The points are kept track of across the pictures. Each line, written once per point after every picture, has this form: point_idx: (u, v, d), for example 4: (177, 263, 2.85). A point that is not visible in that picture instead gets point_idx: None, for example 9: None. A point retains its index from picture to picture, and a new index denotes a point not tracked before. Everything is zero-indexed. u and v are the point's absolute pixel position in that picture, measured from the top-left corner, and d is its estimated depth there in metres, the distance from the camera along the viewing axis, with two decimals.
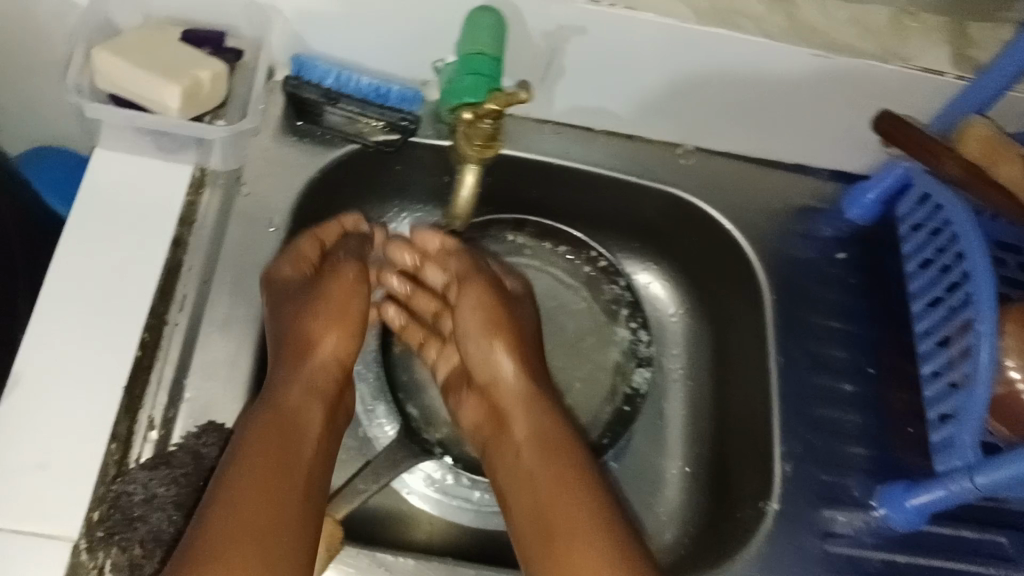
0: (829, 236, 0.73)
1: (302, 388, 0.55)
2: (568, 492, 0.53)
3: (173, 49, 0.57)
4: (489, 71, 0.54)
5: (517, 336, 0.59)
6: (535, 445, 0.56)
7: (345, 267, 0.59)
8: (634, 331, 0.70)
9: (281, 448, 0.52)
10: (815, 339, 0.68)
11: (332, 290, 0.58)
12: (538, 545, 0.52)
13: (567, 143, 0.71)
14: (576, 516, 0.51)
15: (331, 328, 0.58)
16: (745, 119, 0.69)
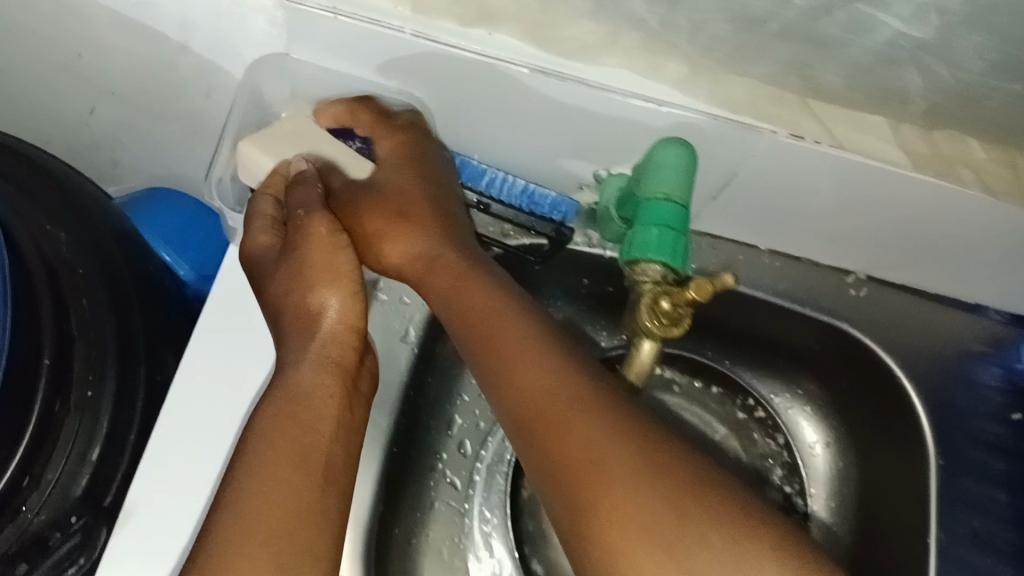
0: (993, 384, 0.64)
1: (315, 362, 0.47)
2: (581, 420, 0.40)
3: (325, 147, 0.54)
4: (676, 222, 0.47)
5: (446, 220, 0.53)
6: (507, 370, 0.44)
7: (307, 206, 0.51)
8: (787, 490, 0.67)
9: (291, 428, 0.45)
10: (982, 513, 0.60)
11: (306, 249, 0.50)
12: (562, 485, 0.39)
13: (727, 258, 0.65)
14: (617, 448, 0.38)
15: (318, 270, 0.50)
16: (925, 251, 0.62)
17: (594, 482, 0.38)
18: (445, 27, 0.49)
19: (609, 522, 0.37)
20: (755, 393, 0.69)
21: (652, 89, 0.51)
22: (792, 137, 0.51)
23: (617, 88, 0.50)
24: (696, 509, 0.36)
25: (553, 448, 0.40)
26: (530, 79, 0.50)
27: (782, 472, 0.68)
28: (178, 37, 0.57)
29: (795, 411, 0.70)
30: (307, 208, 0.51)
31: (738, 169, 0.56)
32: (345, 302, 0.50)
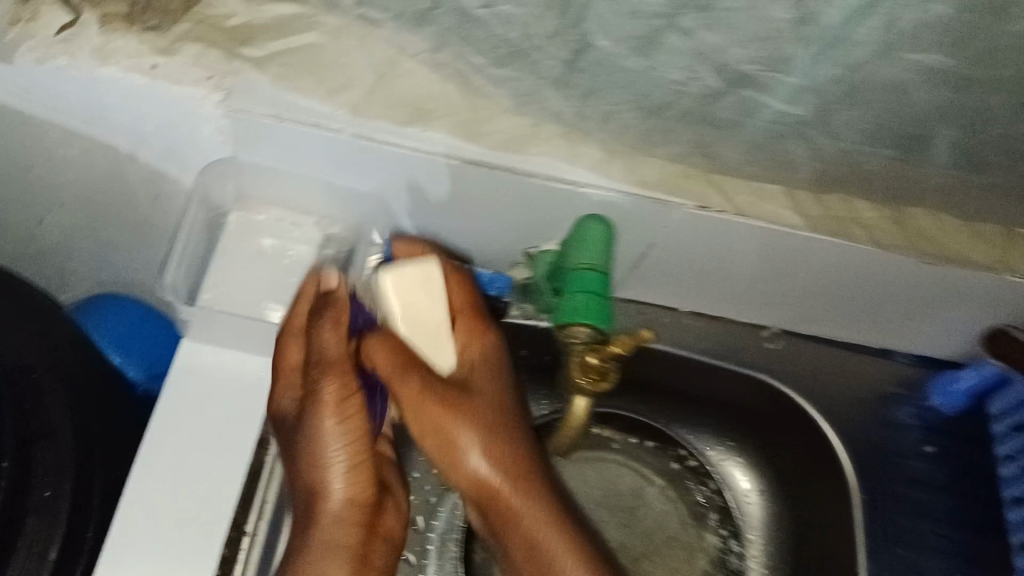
0: (908, 421, 0.71)
1: (330, 545, 0.51)
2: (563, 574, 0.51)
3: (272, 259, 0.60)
4: (596, 288, 0.52)
5: (486, 418, 0.51)
6: (472, 487, 0.52)
7: (349, 395, 0.51)
8: (724, 539, 0.69)
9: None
10: (908, 544, 0.66)
11: (330, 435, 0.50)
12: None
13: (653, 323, 0.70)
14: None
15: (347, 453, 0.51)
16: (833, 304, 0.68)
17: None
18: (382, 126, 0.54)
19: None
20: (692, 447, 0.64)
21: (572, 171, 0.56)
22: (699, 208, 0.57)
23: (539, 174, 0.55)
24: None
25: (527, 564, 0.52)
26: (462, 170, 0.55)
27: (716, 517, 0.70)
28: (128, 148, 0.60)
29: (730, 465, 0.72)
30: (334, 393, 0.50)
31: (657, 240, 0.61)
32: (354, 484, 0.52)
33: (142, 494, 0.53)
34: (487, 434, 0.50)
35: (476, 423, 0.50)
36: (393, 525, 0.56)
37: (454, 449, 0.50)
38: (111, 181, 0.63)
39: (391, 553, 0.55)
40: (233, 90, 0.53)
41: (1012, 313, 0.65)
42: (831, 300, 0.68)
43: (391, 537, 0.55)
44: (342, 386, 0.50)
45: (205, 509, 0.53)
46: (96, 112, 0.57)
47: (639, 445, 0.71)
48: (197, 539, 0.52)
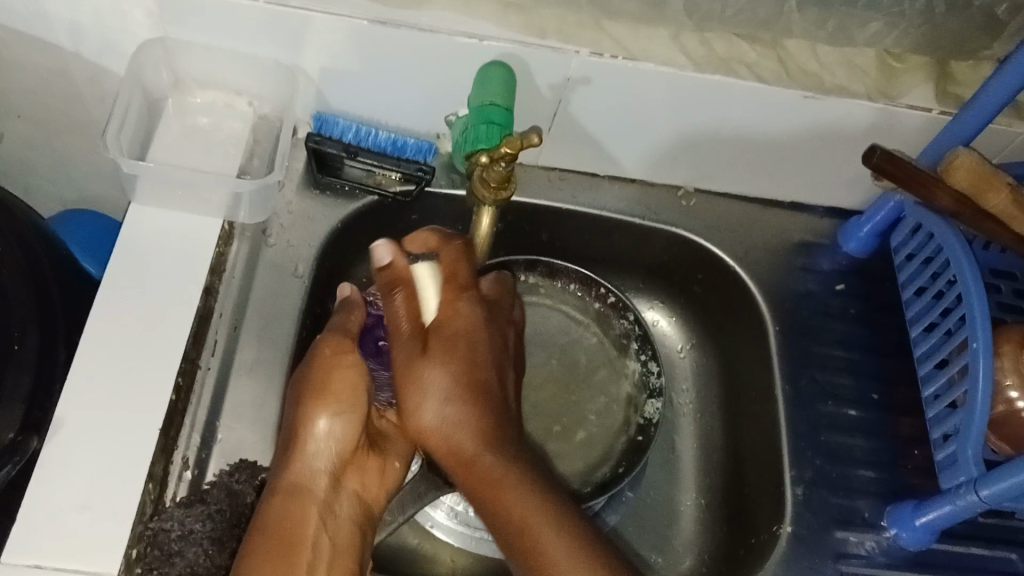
0: (824, 266, 0.77)
1: (301, 490, 0.54)
2: (509, 490, 0.52)
3: (210, 136, 0.65)
4: (499, 119, 0.58)
5: (451, 353, 0.55)
6: (440, 447, 0.54)
7: (349, 358, 0.56)
8: (644, 364, 0.67)
9: (286, 540, 0.52)
10: (823, 368, 0.71)
11: (330, 374, 0.55)
12: (509, 544, 0.52)
13: (573, 188, 0.75)
14: (501, 472, 0.53)
15: (338, 403, 0.55)
16: (740, 155, 0.73)
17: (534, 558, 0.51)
18: None
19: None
20: (610, 288, 0.67)
21: (472, 25, 0.61)
22: (593, 54, 0.62)
23: (442, 29, 0.61)
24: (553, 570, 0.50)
25: (482, 509, 0.53)
26: (371, 32, 0.61)
27: (636, 344, 0.67)
28: (70, 45, 0.65)
29: (659, 321, 0.80)
30: (337, 347, 0.56)
31: (563, 96, 0.66)
32: (341, 432, 0.55)
33: (103, 329, 0.57)
34: (453, 378, 0.54)
35: (438, 361, 0.54)
36: (372, 487, 0.57)
37: (421, 389, 0.54)
38: (59, 81, 0.69)
39: (360, 515, 0.56)
40: None
41: (900, 143, 0.70)
42: (739, 149, 0.72)
43: (362, 498, 0.56)
44: (339, 340, 0.56)
45: (156, 345, 0.58)
46: (36, 8, 0.62)
47: (564, 287, 0.69)
48: (150, 371, 0.57)
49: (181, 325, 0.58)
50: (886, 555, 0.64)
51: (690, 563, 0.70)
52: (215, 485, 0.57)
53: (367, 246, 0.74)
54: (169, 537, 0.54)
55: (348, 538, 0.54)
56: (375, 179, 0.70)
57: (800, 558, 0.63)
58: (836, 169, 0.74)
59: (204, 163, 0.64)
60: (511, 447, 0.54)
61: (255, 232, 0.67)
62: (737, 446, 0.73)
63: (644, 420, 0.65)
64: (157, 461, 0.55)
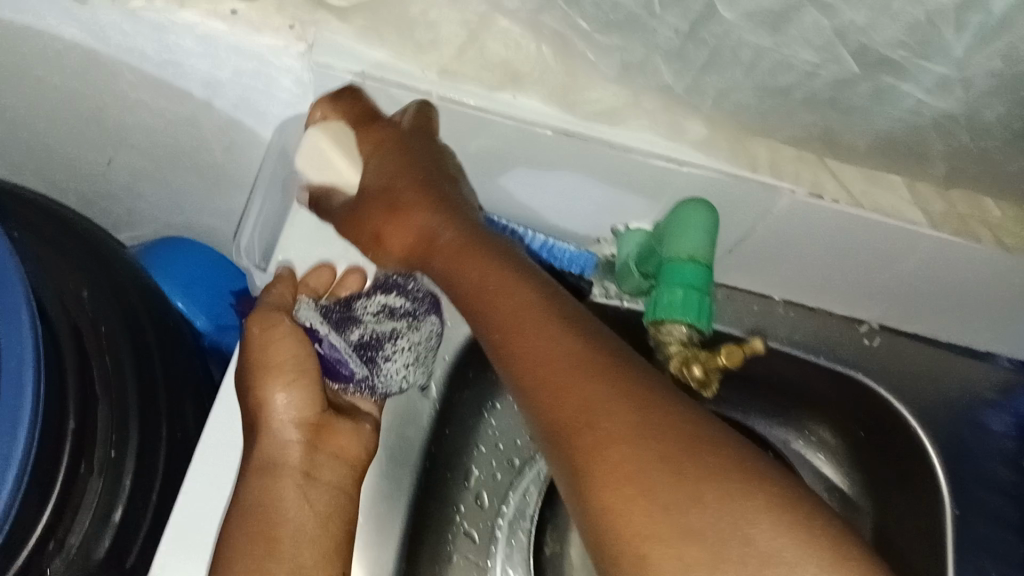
0: (1004, 431, 0.66)
1: (258, 479, 0.47)
2: (536, 325, 0.39)
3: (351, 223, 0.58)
4: (698, 282, 0.48)
5: (418, 176, 0.47)
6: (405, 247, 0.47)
7: (283, 330, 0.50)
8: None
9: (268, 534, 0.46)
10: (998, 561, 0.62)
11: (266, 358, 0.49)
12: (536, 402, 0.37)
13: (740, 309, 0.65)
14: (529, 324, 0.39)
15: (291, 377, 0.49)
16: (943, 300, 0.63)
17: (561, 411, 0.35)
18: (472, 91, 0.50)
19: (575, 437, 0.34)
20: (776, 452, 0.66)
21: (672, 147, 0.51)
22: (812, 196, 0.52)
23: (636, 149, 0.51)
24: (608, 427, 0.34)
25: (544, 396, 0.36)
26: (554, 141, 0.51)
27: None
28: (203, 95, 0.57)
29: (809, 453, 0.68)
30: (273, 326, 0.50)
31: (756, 225, 0.57)
32: (296, 395, 0.49)
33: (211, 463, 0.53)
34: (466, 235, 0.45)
35: (416, 199, 0.46)
36: (349, 445, 0.51)
37: (397, 223, 0.47)
38: (184, 125, 0.61)
39: (344, 473, 0.51)
40: (315, 42, 0.49)
41: None
42: (944, 298, 0.62)
43: (342, 454, 0.51)
44: (269, 316, 0.51)
45: None
46: (171, 58, 0.54)
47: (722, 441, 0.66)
48: None
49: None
50: None
51: None
52: None
53: None
54: None
55: (330, 507, 0.49)
56: None
57: None
58: None
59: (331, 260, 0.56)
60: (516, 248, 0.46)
61: None
62: None
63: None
64: None
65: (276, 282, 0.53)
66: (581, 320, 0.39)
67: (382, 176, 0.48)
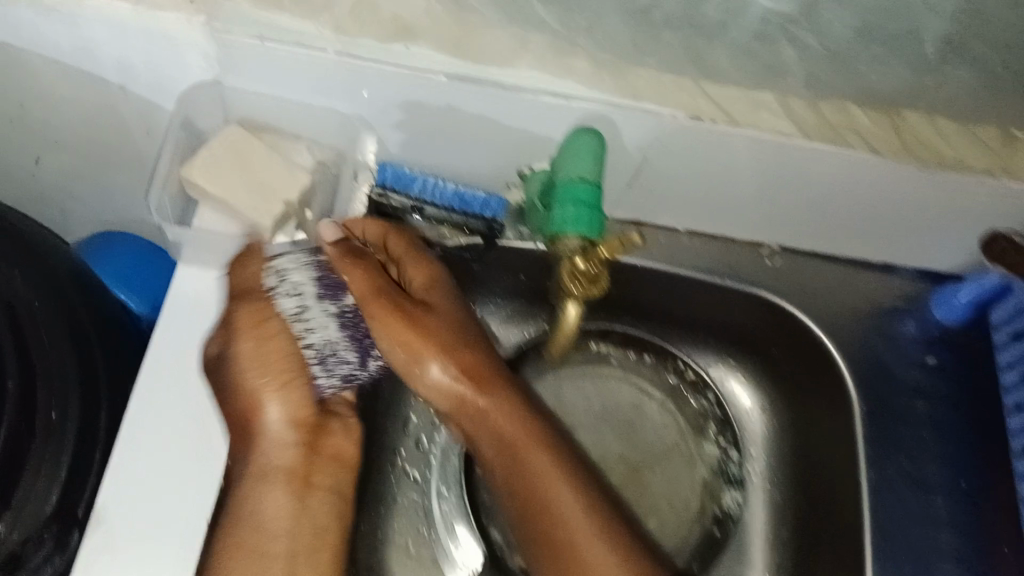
0: (915, 334, 0.71)
1: (246, 479, 0.56)
2: (509, 419, 0.59)
3: (265, 166, 0.58)
4: (590, 199, 0.53)
5: (456, 326, 0.59)
6: (440, 398, 0.59)
7: (273, 326, 0.55)
8: (725, 449, 0.63)
9: (255, 527, 0.56)
10: (909, 452, 0.66)
11: (266, 349, 0.55)
12: (510, 473, 0.59)
13: (648, 244, 0.69)
14: (511, 425, 0.58)
15: (274, 378, 0.56)
16: (832, 216, 0.67)
17: (531, 501, 0.58)
18: (365, 44, 0.54)
19: (541, 520, 0.57)
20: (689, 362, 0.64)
21: (558, 82, 0.55)
22: (691, 118, 0.57)
23: (526, 87, 0.55)
24: (553, 500, 0.57)
25: (530, 520, 0.58)
26: (450, 86, 0.55)
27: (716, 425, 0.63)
28: (119, 81, 0.60)
29: (734, 382, 0.75)
30: (243, 310, 0.55)
31: (652, 155, 0.61)
32: (289, 394, 0.56)
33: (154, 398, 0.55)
34: (437, 334, 0.57)
35: (440, 348, 0.57)
36: (344, 447, 0.61)
37: (403, 342, 0.56)
38: (107, 113, 0.64)
39: (341, 474, 0.61)
40: (214, 11, 0.53)
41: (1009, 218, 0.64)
42: (836, 213, 0.66)
43: (341, 458, 0.61)
44: (253, 310, 0.55)
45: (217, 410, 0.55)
46: (83, 45, 0.57)
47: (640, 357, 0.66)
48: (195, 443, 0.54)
49: (221, 422, 0.55)
50: None
51: None
52: None
53: None
54: None
55: (330, 513, 0.60)
56: (437, 231, 0.65)
57: None
58: (935, 241, 0.68)
59: (246, 223, 0.58)
60: (496, 358, 0.60)
61: None
62: (815, 535, 0.68)
63: (722, 509, 0.61)
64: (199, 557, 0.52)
65: (252, 253, 0.57)
66: (564, 459, 0.59)
67: (403, 305, 0.57)
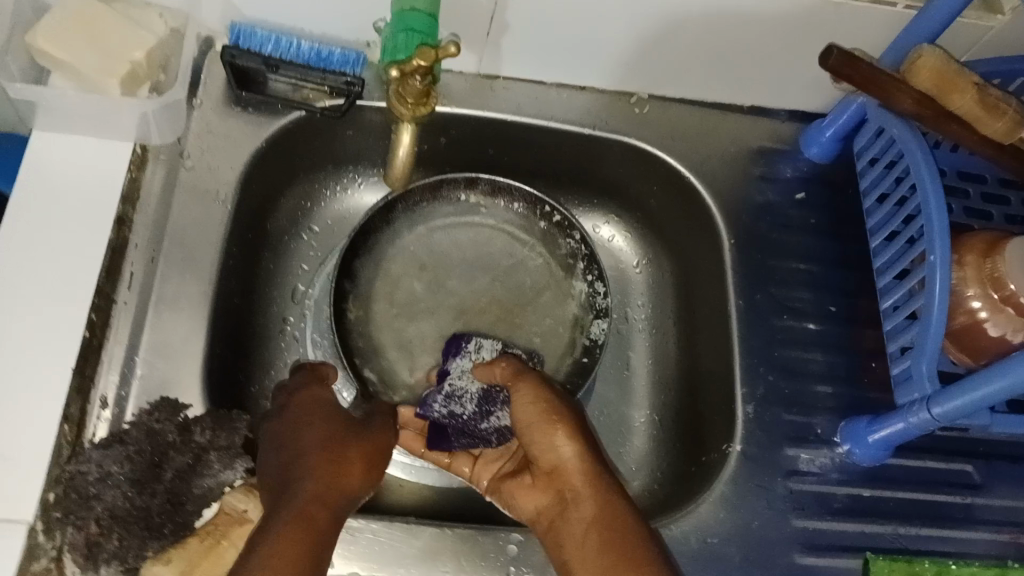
0: (793, 176, 0.73)
1: (322, 502, 0.49)
2: (561, 438, 0.56)
3: (111, 23, 0.57)
4: (421, 27, 0.53)
5: (572, 421, 0.57)
6: (546, 467, 0.57)
7: (389, 433, 0.58)
8: (591, 284, 0.67)
9: (308, 528, 0.47)
10: (779, 282, 0.68)
11: (373, 426, 0.57)
12: (542, 531, 0.55)
13: (518, 97, 0.70)
14: (569, 445, 0.56)
15: (373, 459, 0.54)
16: (696, 56, 0.67)
17: (566, 547, 0.53)
18: None
19: (558, 547, 0.53)
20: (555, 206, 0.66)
21: None
22: None
23: None
24: (598, 528, 0.53)
25: (557, 547, 0.53)
26: None
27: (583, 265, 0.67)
28: None
29: (615, 238, 0.77)
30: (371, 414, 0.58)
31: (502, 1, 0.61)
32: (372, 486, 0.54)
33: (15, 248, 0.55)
34: (547, 402, 0.57)
35: (567, 424, 0.56)
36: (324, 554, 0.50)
37: (540, 425, 0.56)
38: None
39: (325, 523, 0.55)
40: None
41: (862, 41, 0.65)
42: (698, 52, 0.67)
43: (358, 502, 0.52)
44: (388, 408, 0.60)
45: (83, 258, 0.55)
46: None
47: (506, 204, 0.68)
48: (58, 288, 0.54)
49: (87, 272, 0.55)
50: (838, 471, 0.62)
51: (641, 483, 0.69)
52: (133, 426, 0.53)
53: (306, 169, 0.69)
54: (86, 480, 0.50)
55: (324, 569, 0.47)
56: (301, 95, 0.65)
57: (749, 478, 0.61)
58: (799, 75, 0.70)
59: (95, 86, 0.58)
60: (599, 449, 0.57)
61: (170, 154, 0.62)
62: (693, 368, 0.70)
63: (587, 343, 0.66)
64: (73, 402, 0.52)
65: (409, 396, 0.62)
66: (610, 478, 0.56)
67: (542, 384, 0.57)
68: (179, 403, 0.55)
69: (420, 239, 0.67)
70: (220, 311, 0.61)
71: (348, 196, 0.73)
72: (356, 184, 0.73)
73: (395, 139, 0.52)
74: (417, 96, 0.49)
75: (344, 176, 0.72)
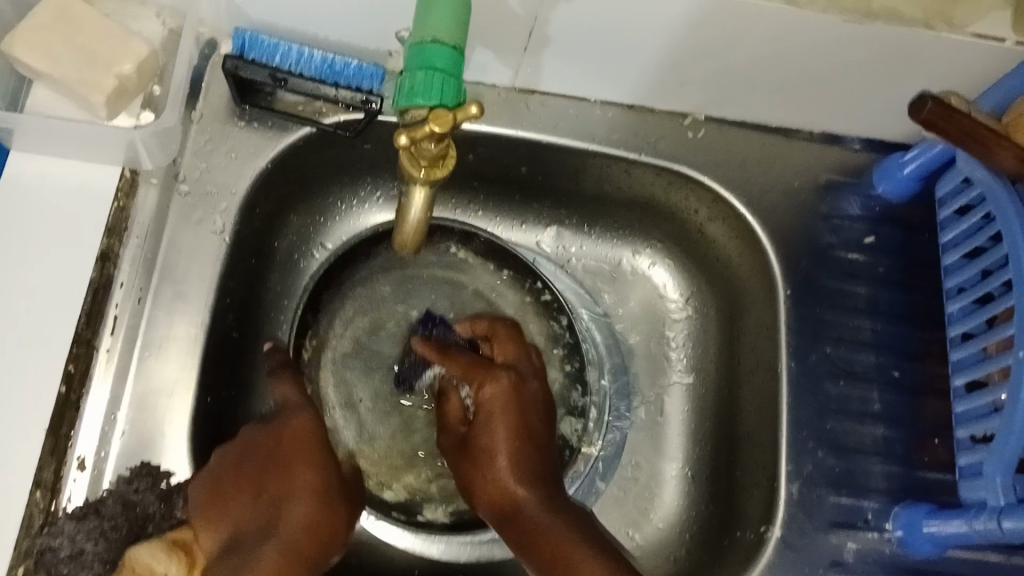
0: (858, 214, 0.64)
1: None
2: (552, 533, 0.52)
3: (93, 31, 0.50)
4: (443, 63, 0.45)
5: (509, 430, 0.54)
6: (488, 491, 0.54)
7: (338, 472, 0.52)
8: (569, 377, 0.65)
9: None
10: (836, 340, 0.61)
11: (291, 435, 0.51)
12: None
13: (556, 115, 0.62)
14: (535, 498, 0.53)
15: (324, 505, 0.49)
16: (762, 79, 0.58)
17: None
18: None
19: None
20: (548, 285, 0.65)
21: None
22: None
23: None
24: None
25: None
26: None
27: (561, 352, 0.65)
28: None
29: (656, 267, 0.71)
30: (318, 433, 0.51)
31: (541, 13, 0.51)
32: (320, 532, 0.49)
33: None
34: (512, 428, 0.54)
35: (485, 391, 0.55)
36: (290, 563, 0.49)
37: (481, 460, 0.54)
38: None
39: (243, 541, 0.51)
40: None
41: (961, 71, 0.55)
42: (766, 77, 0.58)
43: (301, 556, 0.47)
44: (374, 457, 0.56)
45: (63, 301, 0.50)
46: None
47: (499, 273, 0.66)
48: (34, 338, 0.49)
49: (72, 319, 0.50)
50: (888, 563, 0.56)
51: (669, 548, 0.64)
52: (109, 495, 0.49)
53: (319, 185, 0.63)
54: (56, 558, 0.46)
55: None
56: (313, 109, 0.57)
57: (787, 567, 0.56)
58: (881, 104, 0.60)
59: (81, 101, 0.51)
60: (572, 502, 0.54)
61: (164, 177, 0.56)
62: (733, 425, 0.64)
63: (556, 440, 0.64)
64: (45, 465, 0.48)
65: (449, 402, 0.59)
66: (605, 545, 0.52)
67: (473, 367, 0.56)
68: (157, 467, 0.51)
69: (444, 291, 0.66)
70: (211, 354, 0.55)
71: (368, 212, 0.66)
72: (376, 198, 0.66)
73: (406, 195, 0.46)
74: (431, 158, 0.44)
75: (363, 188, 0.65)
